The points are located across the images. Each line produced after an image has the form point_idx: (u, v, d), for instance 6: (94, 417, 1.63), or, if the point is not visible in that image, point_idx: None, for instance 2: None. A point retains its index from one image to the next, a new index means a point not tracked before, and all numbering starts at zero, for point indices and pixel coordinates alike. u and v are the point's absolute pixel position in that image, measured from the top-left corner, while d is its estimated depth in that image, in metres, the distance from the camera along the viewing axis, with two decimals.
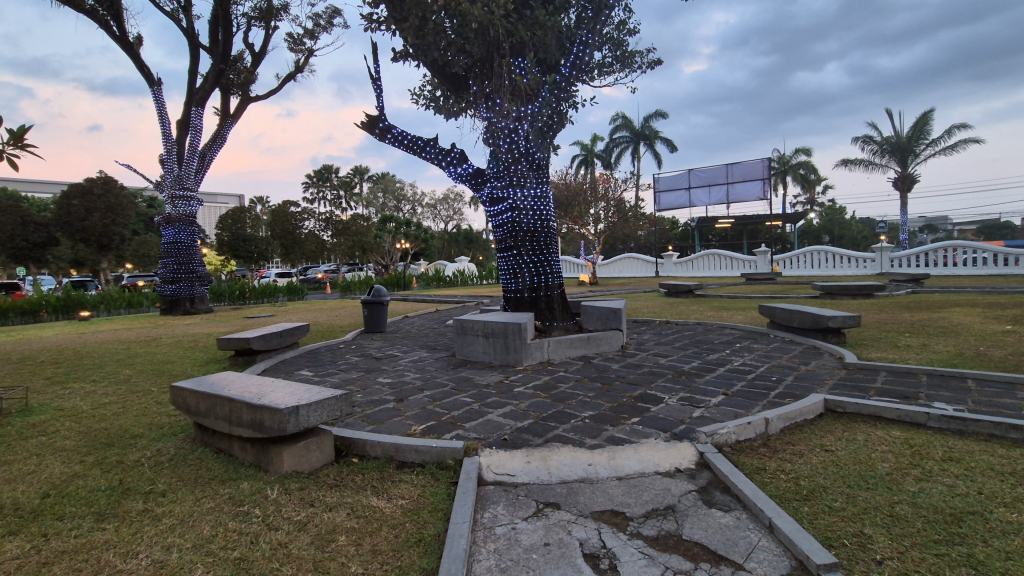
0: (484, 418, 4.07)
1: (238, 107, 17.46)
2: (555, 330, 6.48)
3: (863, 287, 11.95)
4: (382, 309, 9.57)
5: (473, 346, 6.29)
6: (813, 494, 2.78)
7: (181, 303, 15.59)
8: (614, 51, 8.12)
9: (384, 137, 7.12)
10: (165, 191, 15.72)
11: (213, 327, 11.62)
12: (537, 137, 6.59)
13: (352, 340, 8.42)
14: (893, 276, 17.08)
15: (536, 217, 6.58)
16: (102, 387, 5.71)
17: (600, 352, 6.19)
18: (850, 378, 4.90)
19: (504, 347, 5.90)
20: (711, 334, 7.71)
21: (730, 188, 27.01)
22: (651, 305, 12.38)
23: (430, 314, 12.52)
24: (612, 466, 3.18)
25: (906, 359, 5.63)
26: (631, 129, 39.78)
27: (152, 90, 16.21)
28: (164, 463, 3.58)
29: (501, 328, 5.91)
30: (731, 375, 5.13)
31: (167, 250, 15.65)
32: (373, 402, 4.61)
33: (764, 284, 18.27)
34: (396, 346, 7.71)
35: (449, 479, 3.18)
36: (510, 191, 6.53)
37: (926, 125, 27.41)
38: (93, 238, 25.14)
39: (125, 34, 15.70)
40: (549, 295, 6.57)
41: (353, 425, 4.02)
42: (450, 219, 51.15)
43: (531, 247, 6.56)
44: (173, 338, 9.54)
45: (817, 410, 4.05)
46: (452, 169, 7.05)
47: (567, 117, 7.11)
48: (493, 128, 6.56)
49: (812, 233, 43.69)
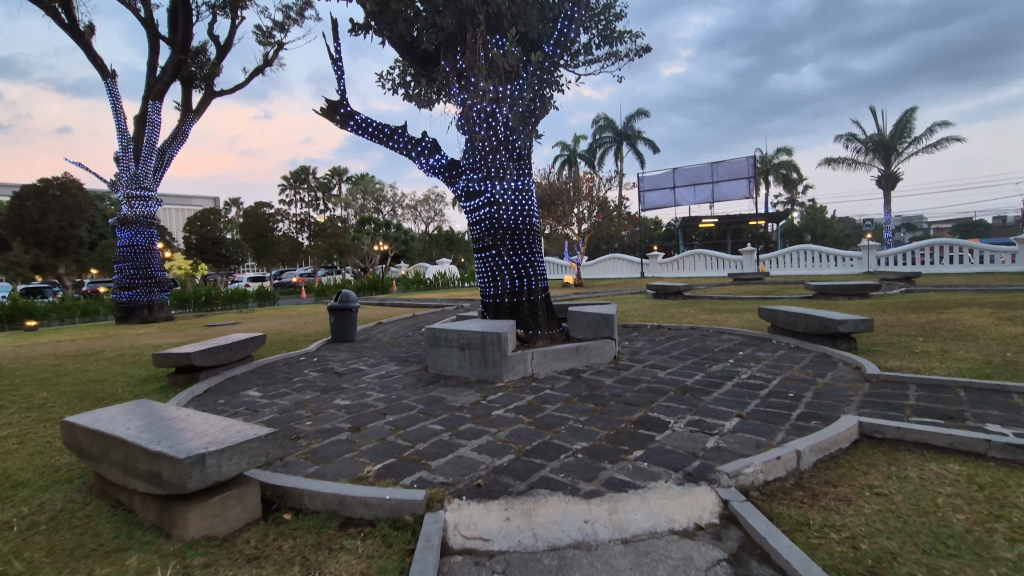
0: (455, 453, 3.33)
1: (202, 102, 16.42)
2: (539, 340, 5.77)
3: (858, 287, 11.51)
4: (351, 316, 8.79)
5: (448, 358, 5.55)
6: (881, 564, 2.11)
7: (138, 311, 14.58)
8: (602, 32, 7.45)
9: (347, 125, 6.34)
10: (120, 191, 14.68)
11: (167, 337, 10.69)
12: (518, 123, 5.83)
13: (315, 352, 7.61)
14: (884, 275, 16.78)
15: (517, 213, 5.86)
16: (4, 416, 4.81)
17: (590, 365, 5.49)
18: (877, 395, 4.26)
19: (481, 359, 5.18)
20: (709, 340, 7.08)
21: (715, 187, 26.69)
22: (640, 308, 11.80)
23: (406, 320, 11.73)
24: (616, 524, 2.47)
25: (931, 369, 5.04)
26: (614, 129, 39.38)
27: (107, 83, 15.11)
28: (39, 525, 2.77)
29: (477, 339, 5.19)
30: (742, 392, 4.47)
31: (123, 254, 14.57)
32: (323, 434, 3.86)
33: (752, 284, 17.82)
34: (363, 358, 6.92)
35: (403, 546, 2.44)
36: (487, 183, 5.80)
37: (909, 123, 27.40)
38: (48, 242, 23.91)
39: (76, 23, 14.61)
40: (532, 300, 5.86)
41: (293, 467, 3.26)
42: (431, 220, 50.16)
43: (512, 246, 5.84)
44: (116, 351, 8.61)
45: (851, 436, 3.40)
46: (424, 161, 6.31)
47: (550, 102, 6.36)
48: (467, 113, 5.81)
49: (793, 233, 43.89)
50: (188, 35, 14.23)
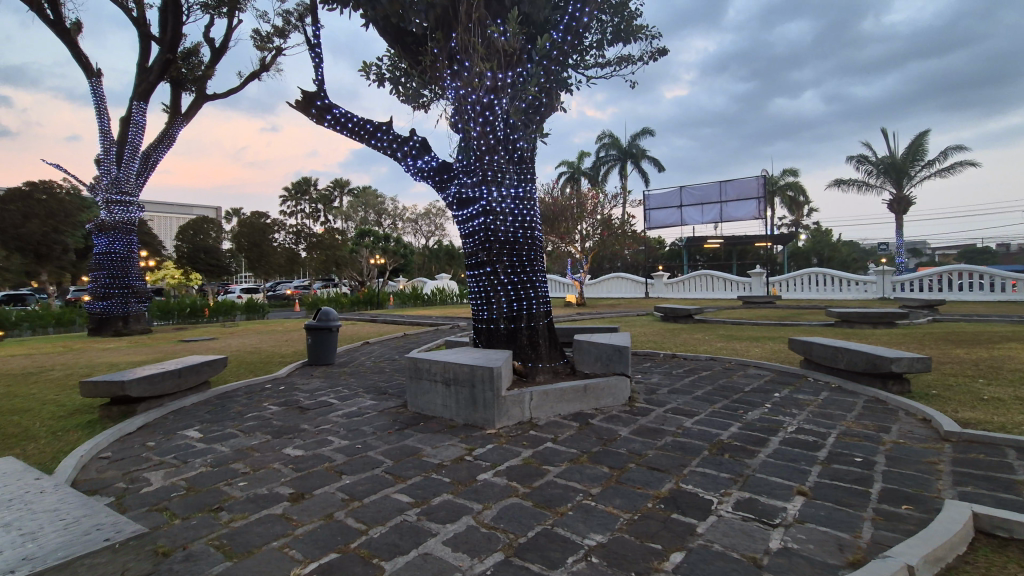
0: (421, 548, 2.40)
1: (192, 106, 15.71)
2: (540, 374, 4.86)
3: (885, 316, 10.63)
4: (331, 337, 7.90)
5: (431, 396, 4.63)
6: None
7: (111, 324, 13.73)
8: (617, 23, 6.65)
9: (323, 119, 5.51)
10: (99, 196, 13.84)
11: (132, 354, 9.73)
12: (520, 118, 4.99)
13: (286, 379, 6.70)
14: (904, 302, 15.90)
15: (516, 224, 5.00)
16: None
17: (600, 408, 4.53)
18: (971, 462, 3.32)
19: (470, 400, 4.27)
20: (734, 375, 6.15)
21: (723, 207, 25.93)
22: (649, 333, 10.90)
23: (394, 340, 10.79)
24: None
25: (1019, 423, 4.10)
26: (619, 147, 38.87)
27: (91, 82, 14.41)
28: None
29: (465, 373, 4.29)
30: (794, 451, 3.54)
31: (98, 261, 13.71)
32: (255, 506, 2.92)
33: (764, 308, 16.92)
34: (336, 388, 6.00)
35: None
36: (482, 189, 4.95)
37: (922, 146, 26.78)
38: (30, 247, 23.22)
39: (61, 19, 13.98)
40: (532, 326, 4.98)
41: (192, 566, 2.32)
42: (431, 234, 49.40)
43: (510, 262, 4.96)
44: (63, 371, 7.66)
45: (967, 533, 2.45)
46: (410, 162, 5.45)
47: (558, 100, 5.54)
48: (460, 107, 4.98)
49: (800, 256, 43.17)
50: (177, 34, 13.52)
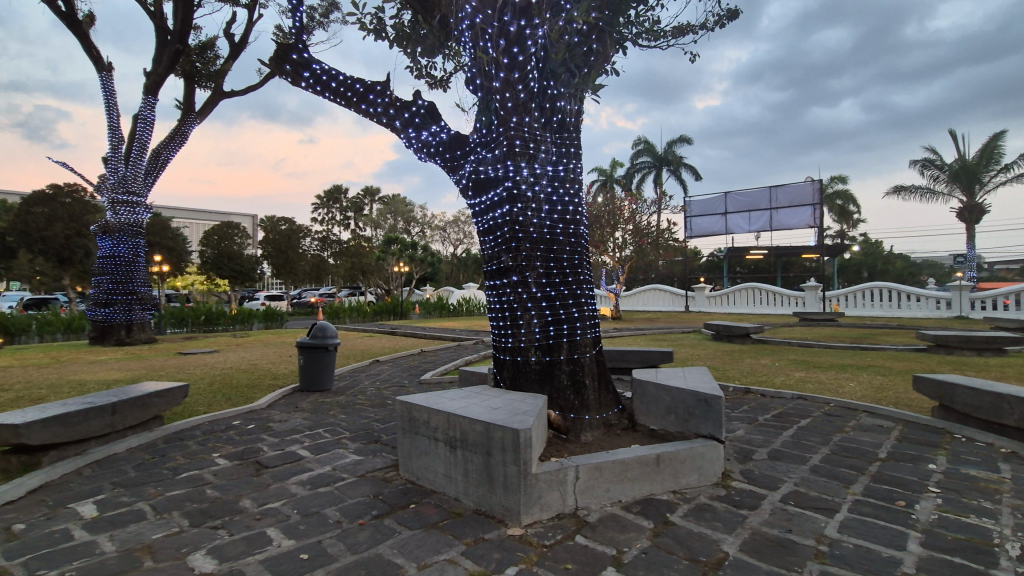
0: None
1: (207, 103, 14.87)
2: (586, 431, 3.38)
3: (995, 340, 8.72)
4: (327, 359, 6.59)
5: (430, 461, 3.20)
6: None
7: (114, 332, 12.75)
8: None
9: (301, 79, 4.38)
10: (104, 195, 12.99)
11: (113, 370, 8.64)
12: (561, 65, 3.60)
13: (263, 414, 5.37)
14: (997, 322, 13.69)
15: (553, 214, 3.56)
16: None
17: (680, 491, 3.01)
18: None
19: (484, 475, 2.82)
20: (848, 427, 4.51)
21: (773, 214, 23.90)
22: (705, 356, 9.27)
23: (409, 360, 9.43)
24: None
25: None
26: (655, 154, 37.15)
27: (103, 78, 13.71)
28: None
29: (479, 436, 2.83)
30: None
31: (102, 265, 12.86)
32: None
33: (826, 327, 14.96)
34: (319, 431, 4.63)
35: None
36: (507, 163, 3.53)
37: (997, 149, 24.24)
38: (53, 251, 23.13)
39: (74, 11, 13.29)
40: (574, 360, 3.51)
41: None
42: (460, 242, 48.34)
43: (545, 267, 3.53)
44: (17, 392, 6.52)
45: None
46: (411, 134, 4.08)
47: (612, 50, 4.14)
48: (479, 49, 3.62)
49: (851, 268, 40.38)
50: (186, 24, 12.55)
